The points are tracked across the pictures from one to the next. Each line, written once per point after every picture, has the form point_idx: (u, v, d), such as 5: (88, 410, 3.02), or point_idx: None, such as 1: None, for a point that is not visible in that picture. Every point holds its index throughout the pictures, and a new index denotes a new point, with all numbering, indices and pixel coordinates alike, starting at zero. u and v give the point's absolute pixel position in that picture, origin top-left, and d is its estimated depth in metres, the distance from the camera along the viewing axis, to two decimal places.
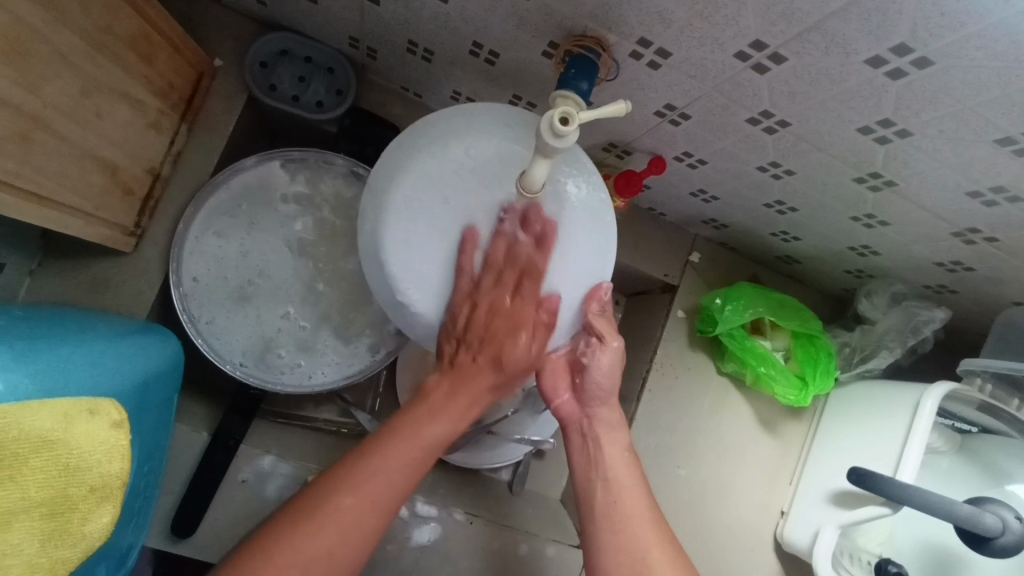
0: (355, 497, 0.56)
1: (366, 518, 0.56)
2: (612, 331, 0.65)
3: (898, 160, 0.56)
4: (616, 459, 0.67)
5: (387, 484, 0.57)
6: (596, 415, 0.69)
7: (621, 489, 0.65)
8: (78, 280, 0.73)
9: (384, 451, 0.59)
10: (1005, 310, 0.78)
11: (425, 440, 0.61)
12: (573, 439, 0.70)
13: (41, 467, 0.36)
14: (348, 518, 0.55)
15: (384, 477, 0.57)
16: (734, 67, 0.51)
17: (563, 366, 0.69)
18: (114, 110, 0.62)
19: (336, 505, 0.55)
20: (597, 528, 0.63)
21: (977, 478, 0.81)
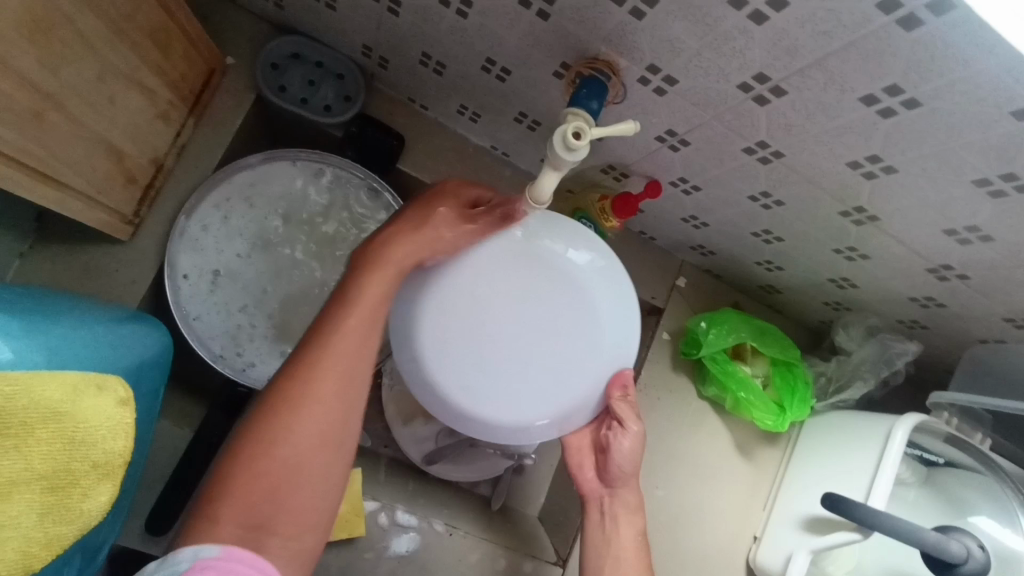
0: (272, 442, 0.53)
1: (326, 429, 0.55)
2: (633, 416, 0.71)
3: (883, 195, 0.59)
4: (628, 541, 0.73)
5: (341, 402, 0.57)
6: (616, 494, 0.75)
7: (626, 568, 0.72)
8: (70, 265, 0.72)
9: (319, 344, 0.57)
10: (972, 347, 0.82)
11: (350, 343, 0.58)
12: (592, 514, 0.76)
13: (46, 438, 0.35)
14: (308, 442, 0.54)
15: (339, 377, 0.57)
16: (736, 98, 0.55)
17: (588, 446, 0.76)
18: (126, 97, 0.62)
19: (268, 483, 0.52)
20: None
21: (940, 508, 0.83)
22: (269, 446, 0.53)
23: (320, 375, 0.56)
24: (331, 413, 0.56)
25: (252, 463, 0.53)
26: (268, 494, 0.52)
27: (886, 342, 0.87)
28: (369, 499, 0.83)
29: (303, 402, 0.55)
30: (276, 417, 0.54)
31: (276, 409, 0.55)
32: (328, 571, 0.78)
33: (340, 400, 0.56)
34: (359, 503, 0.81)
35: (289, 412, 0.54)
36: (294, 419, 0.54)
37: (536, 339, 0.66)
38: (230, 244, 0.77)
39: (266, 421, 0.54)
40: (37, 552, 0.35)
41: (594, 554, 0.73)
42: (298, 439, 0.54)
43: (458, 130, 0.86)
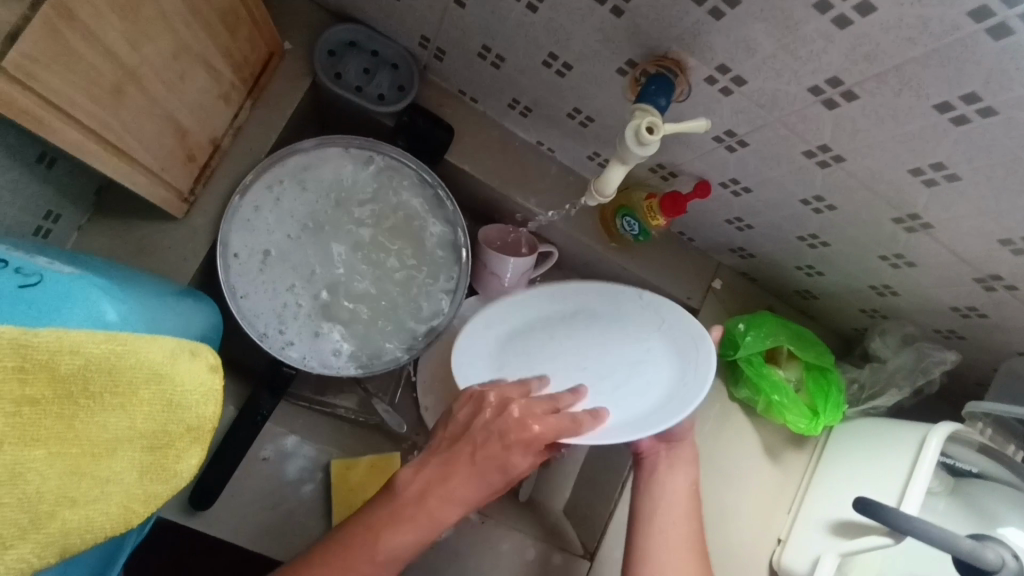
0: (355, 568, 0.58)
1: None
2: None
3: (941, 203, 0.60)
4: (680, 492, 0.74)
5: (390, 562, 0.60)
6: (674, 446, 0.77)
7: (669, 515, 0.72)
8: (127, 240, 0.73)
9: (409, 504, 0.61)
10: (1008, 360, 0.83)
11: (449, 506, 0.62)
12: (643, 468, 0.77)
13: (148, 399, 0.36)
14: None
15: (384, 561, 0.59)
16: (804, 100, 0.55)
17: None
18: (194, 76, 0.63)
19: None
20: (649, 538, 0.70)
21: (969, 519, 0.84)
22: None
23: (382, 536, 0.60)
24: (387, 568, 0.59)
25: None
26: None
27: (922, 351, 0.87)
28: None
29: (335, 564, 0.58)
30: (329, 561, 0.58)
31: (404, 512, 0.61)
32: None
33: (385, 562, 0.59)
34: None
35: (344, 560, 0.58)
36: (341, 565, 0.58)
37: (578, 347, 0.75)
38: (282, 225, 0.78)
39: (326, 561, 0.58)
40: (136, 507, 0.37)
41: (641, 505, 0.73)
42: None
43: (507, 124, 0.87)
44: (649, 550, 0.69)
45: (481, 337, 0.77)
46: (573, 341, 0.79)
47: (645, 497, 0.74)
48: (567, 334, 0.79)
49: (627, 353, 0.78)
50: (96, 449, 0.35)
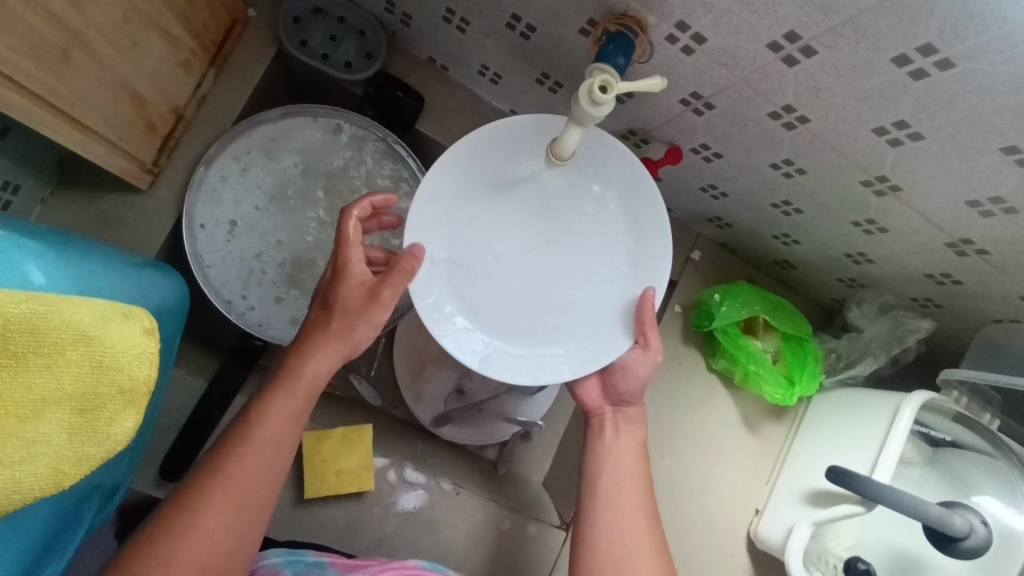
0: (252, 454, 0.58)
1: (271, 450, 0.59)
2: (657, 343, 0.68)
3: (907, 164, 0.59)
4: (628, 450, 0.72)
5: (275, 437, 0.60)
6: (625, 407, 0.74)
7: (619, 474, 0.70)
8: (90, 212, 0.72)
9: (284, 382, 0.62)
10: (985, 328, 0.82)
11: (318, 370, 0.62)
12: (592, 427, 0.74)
13: (75, 359, 0.36)
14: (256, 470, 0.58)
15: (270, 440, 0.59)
16: (764, 58, 0.54)
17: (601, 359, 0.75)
18: (150, 42, 0.62)
19: (219, 504, 0.56)
20: (594, 504, 0.68)
21: (943, 487, 0.84)
22: (171, 561, 0.52)
23: (269, 417, 0.60)
24: (275, 443, 0.60)
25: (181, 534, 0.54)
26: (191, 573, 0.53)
27: (898, 319, 0.87)
28: (379, 456, 0.84)
29: (236, 456, 0.58)
30: (227, 456, 0.58)
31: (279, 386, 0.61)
32: (337, 523, 0.80)
33: (276, 441, 0.60)
34: (369, 459, 0.82)
35: (242, 450, 0.58)
36: (247, 458, 0.58)
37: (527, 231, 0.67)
38: (248, 196, 0.78)
39: (226, 460, 0.58)
40: (67, 470, 0.36)
41: (590, 468, 0.71)
42: (235, 502, 0.57)
43: (478, 92, 0.86)
44: (602, 510, 0.68)
45: (464, 171, 0.63)
46: (531, 218, 0.67)
47: (595, 461, 0.71)
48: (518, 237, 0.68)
49: (574, 284, 0.68)
50: (20, 410, 0.34)
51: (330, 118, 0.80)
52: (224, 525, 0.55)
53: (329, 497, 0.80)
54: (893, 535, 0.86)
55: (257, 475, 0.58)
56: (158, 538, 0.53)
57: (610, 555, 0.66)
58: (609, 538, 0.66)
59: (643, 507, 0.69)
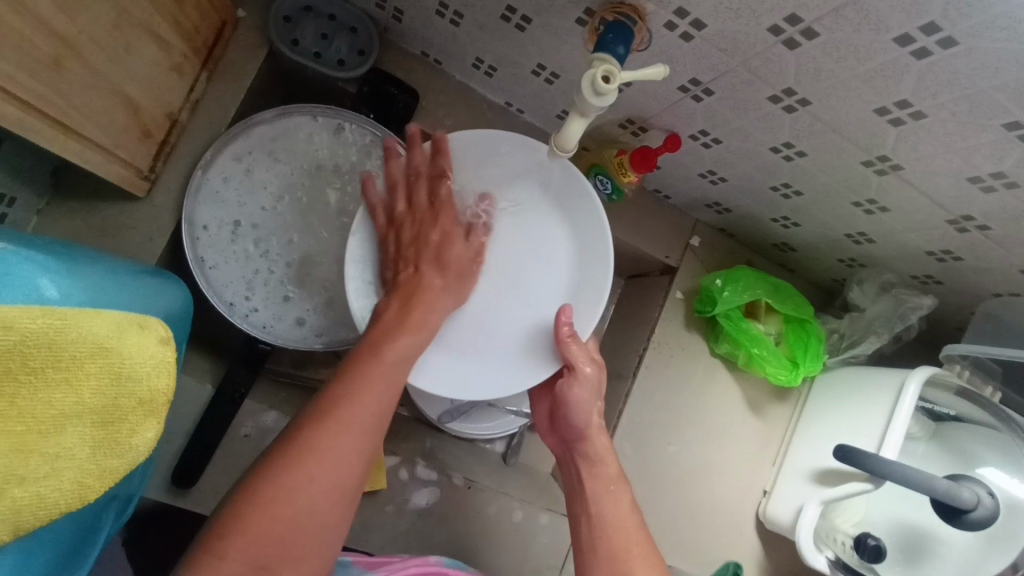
0: (345, 423, 0.55)
1: (370, 421, 0.57)
2: (583, 356, 0.69)
3: (909, 143, 0.59)
4: (617, 509, 0.67)
5: (371, 410, 0.57)
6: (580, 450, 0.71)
7: (618, 527, 0.66)
8: (87, 221, 0.71)
9: (365, 358, 0.59)
10: (985, 303, 0.83)
11: (399, 351, 0.61)
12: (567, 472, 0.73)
13: (95, 373, 0.35)
14: (353, 436, 0.55)
15: (368, 408, 0.57)
16: (765, 41, 0.54)
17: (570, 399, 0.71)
18: (141, 46, 0.61)
19: (331, 440, 0.54)
20: (595, 564, 0.64)
21: (948, 461, 0.86)
22: (269, 506, 0.51)
23: (357, 396, 0.57)
24: (369, 423, 0.57)
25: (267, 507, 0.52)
26: (271, 531, 0.51)
27: (900, 297, 0.87)
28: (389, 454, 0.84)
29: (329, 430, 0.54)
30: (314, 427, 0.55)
31: (363, 357, 0.60)
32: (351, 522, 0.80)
33: (370, 411, 0.57)
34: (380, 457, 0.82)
35: (329, 425, 0.55)
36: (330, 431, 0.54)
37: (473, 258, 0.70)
38: (248, 198, 0.77)
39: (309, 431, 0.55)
40: (91, 483, 0.35)
41: (589, 525, 0.67)
42: (323, 462, 0.53)
43: (473, 86, 0.85)
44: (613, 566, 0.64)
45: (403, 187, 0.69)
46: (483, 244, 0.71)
47: (594, 514, 0.67)
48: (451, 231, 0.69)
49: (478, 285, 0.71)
50: (41, 425, 0.33)
51: (328, 120, 0.79)
52: (323, 471, 0.53)
53: None
54: (898, 510, 0.87)
55: (339, 454, 0.54)
56: (252, 501, 0.51)
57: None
58: None
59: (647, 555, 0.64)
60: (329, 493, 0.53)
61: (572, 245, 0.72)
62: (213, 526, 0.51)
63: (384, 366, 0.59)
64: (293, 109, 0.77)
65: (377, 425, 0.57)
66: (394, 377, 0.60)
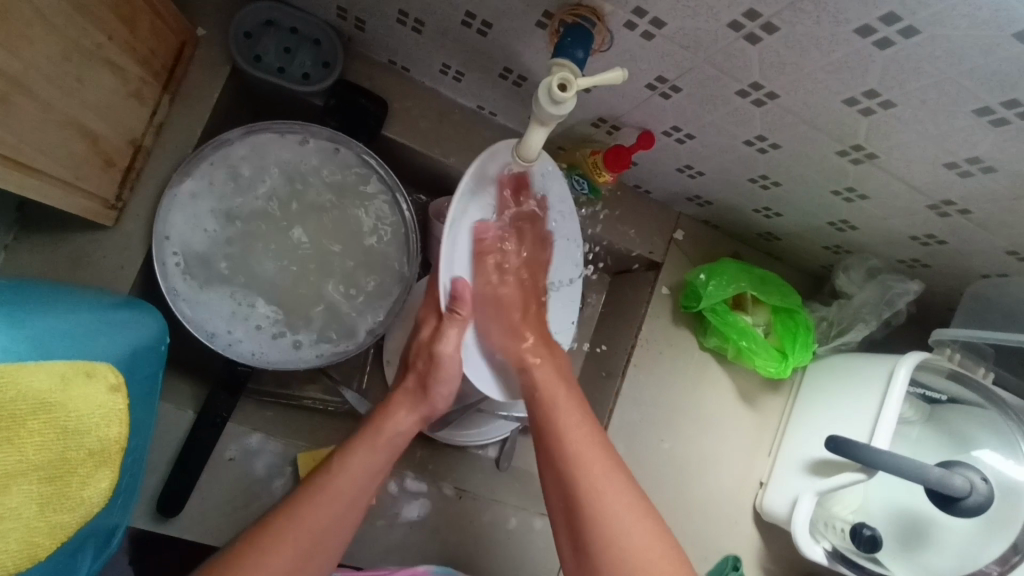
0: (318, 512, 0.62)
1: (341, 514, 0.63)
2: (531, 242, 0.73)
3: (881, 132, 0.58)
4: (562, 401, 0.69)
5: (345, 498, 0.64)
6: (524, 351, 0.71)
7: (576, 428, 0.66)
8: (56, 254, 0.70)
9: (347, 453, 0.66)
10: (973, 284, 0.82)
11: (374, 453, 0.67)
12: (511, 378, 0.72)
13: (38, 429, 0.34)
14: (321, 524, 0.62)
15: (340, 494, 0.64)
16: (727, 37, 0.52)
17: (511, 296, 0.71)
18: (95, 76, 0.59)
19: (307, 520, 0.61)
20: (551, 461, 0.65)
21: (944, 444, 0.84)
22: None
23: (332, 486, 0.64)
24: (338, 518, 0.63)
25: None
26: None
27: (888, 283, 0.86)
28: None
29: (305, 513, 0.61)
30: (310, 499, 0.63)
31: (350, 448, 0.67)
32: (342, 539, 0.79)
33: (343, 500, 0.64)
34: None
35: (307, 505, 0.62)
36: (325, 502, 0.63)
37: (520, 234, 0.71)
38: (216, 221, 0.76)
39: (307, 503, 0.62)
40: (39, 540, 0.35)
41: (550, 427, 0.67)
42: (296, 548, 0.60)
43: (442, 90, 0.84)
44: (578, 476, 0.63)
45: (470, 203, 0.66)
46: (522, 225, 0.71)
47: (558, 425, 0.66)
48: (482, 250, 0.69)
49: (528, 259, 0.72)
50: None
51: (300, 136, 0.78)
52: (293, 552, 0.59)
53: None
54: (894, 496, 0.86)
55: (314, 533, 0.61)
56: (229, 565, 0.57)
57: (603, 495, 0.61)
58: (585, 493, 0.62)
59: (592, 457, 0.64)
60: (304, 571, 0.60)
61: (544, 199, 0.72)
62: None
63: (362, 463, 0.66)
64: (260, 126, 0.76)
65: (346, 514, 0.64)
66: (370, 482, 0.66)
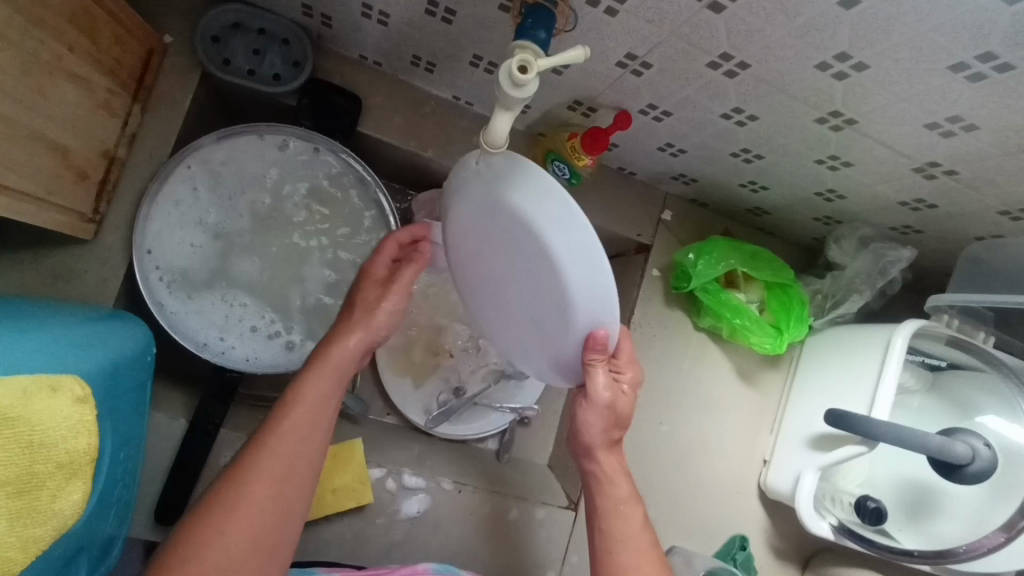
0: (294, 429, 0.60)
1: (320, 424, 0.62)
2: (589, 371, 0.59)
3: (857, 95, 0.56)
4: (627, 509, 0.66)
5: (320, 410, 0.62)
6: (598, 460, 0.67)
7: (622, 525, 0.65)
8: (37, 271, 0.70)
9: (315, 365, 0.64)
10: (968, 247, 0.80)
11: (344, 352, 0.65)
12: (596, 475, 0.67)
13: (2, 444, 0.34)
14: (302, 442, 0.60)
15: (316, 409, 0.62)
16: (690, 8, 0.51)
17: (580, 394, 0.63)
18: (59, 88, 0.59)
19: (287, 437, 0.60)
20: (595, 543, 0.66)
21: (946, 412, 0.83)
22: (225, 526, 0.55)
23: (302, 404, 0.61)
24: (320, 427, 0.62)
25: (226, 520, 0.55)
26: (249, 536, 0.56)
27: (880, 252, 0.85)
28: (374, 466, 0.82)
29: (283, 435, 0.60)
30: (274, 434, 0.60)
31: (312, 365, 0.64)
32: (343, 538, 0.80)
33: (317, 414, 0.62)
34: (364, 472, 0.80)
35: (285, 425, 0.60)
36: (289, 433, 0.60)
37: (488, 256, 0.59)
38: (197, 226, 0.75)
39: (277, 435, 0.60)
40: (15, 556, 0.35)
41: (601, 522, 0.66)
42: (284, 466, 0.59)
43: (416, 83, 0.83)
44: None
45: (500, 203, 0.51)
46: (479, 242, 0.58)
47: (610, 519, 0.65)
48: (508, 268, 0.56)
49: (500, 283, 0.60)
50: None
51: (275, 139, 0.78)
52: (276, 474, 0.58)
53: (331, 514, 0.79)
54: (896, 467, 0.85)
55: (298, 448, 0.60)
56: (217, 507, 0.56)
57: None
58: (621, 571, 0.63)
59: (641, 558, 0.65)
60: (298, 490, 0.59)
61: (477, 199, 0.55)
62: (180, 533, 0.55)
63: (332, 373, 0.64)
64: (234, 130, 0.75)
65: (324, 425, 0.62)
66: (343, 383, 0.65)
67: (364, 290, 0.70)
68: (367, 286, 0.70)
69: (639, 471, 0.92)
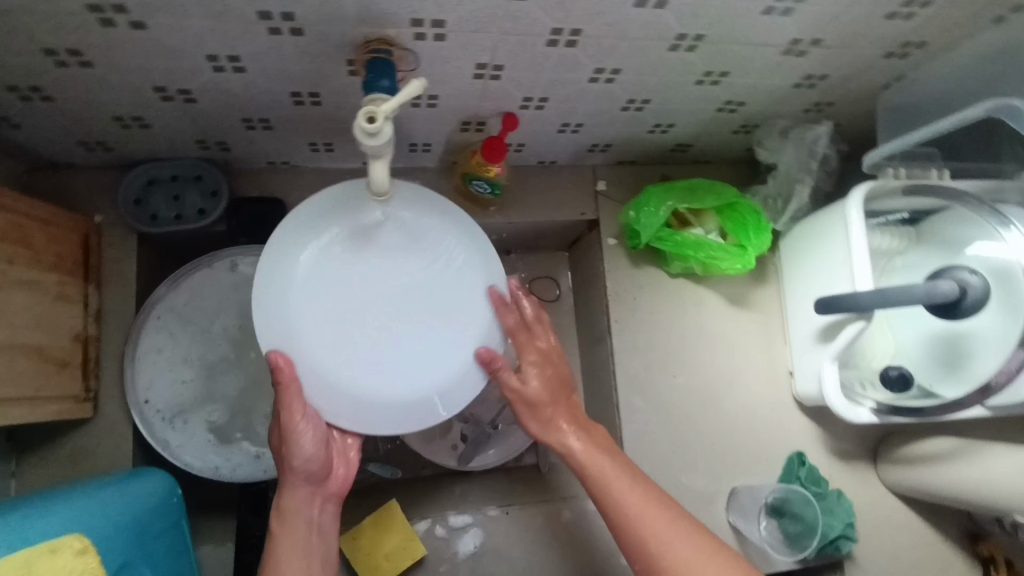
0: None
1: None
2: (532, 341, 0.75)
3: (687, 13, 0.59)
4: (608, 471, 0.70)
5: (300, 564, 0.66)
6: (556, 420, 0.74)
7: (629, 498, 0.68)
8: (57, 461, 0.76)
9: (276, 526, 0.68)
10: (880, 98, 0.81)
11: (296, 498, 0.69)
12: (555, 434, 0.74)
13: None
14: None
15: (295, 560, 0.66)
16: (500, 5, 0.55)
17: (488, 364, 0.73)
18: (13, 297, 0.65)
19: None
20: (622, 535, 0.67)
21: (938, 258, 0.82)
22: None
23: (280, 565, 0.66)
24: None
25: None
26: None
27: (808, 136, 0.85)
28: (420, 520, 0.85)
29: None
30: None
31: (275, 521, 0.69)
32: None
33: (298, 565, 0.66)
34: (410, 528, 0.82)
35: None
36: None
37: (348, 334, 0.69)
38: (181, 367, 0.80)
39: None
40: None
41: (609, 509, 0.68)
42: None
43: (326, 165, 0.88)
44: (664, 557, 0.65)
45: (334, 245, 0.69)
46: (334, 316, 0.69)
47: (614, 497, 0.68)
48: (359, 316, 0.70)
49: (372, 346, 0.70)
50: None
51: (219, 263, 0.83)
52: None
53: None
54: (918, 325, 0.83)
55: None
56: None
57: (649, 537, 0.66)
58: (647, 546, 0.65)
59: (690, 527, 0.66)
60: None
61: (317, 269, 0.68)
62: None
63: (292, 531, 0.68)
64: (180, 273, 0.81)
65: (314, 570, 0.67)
66: (312, 532, 0.69)
67: (285, 398, 0.66)
68: (286, 393, 0.66)
69: (672, 428, 0.93)
